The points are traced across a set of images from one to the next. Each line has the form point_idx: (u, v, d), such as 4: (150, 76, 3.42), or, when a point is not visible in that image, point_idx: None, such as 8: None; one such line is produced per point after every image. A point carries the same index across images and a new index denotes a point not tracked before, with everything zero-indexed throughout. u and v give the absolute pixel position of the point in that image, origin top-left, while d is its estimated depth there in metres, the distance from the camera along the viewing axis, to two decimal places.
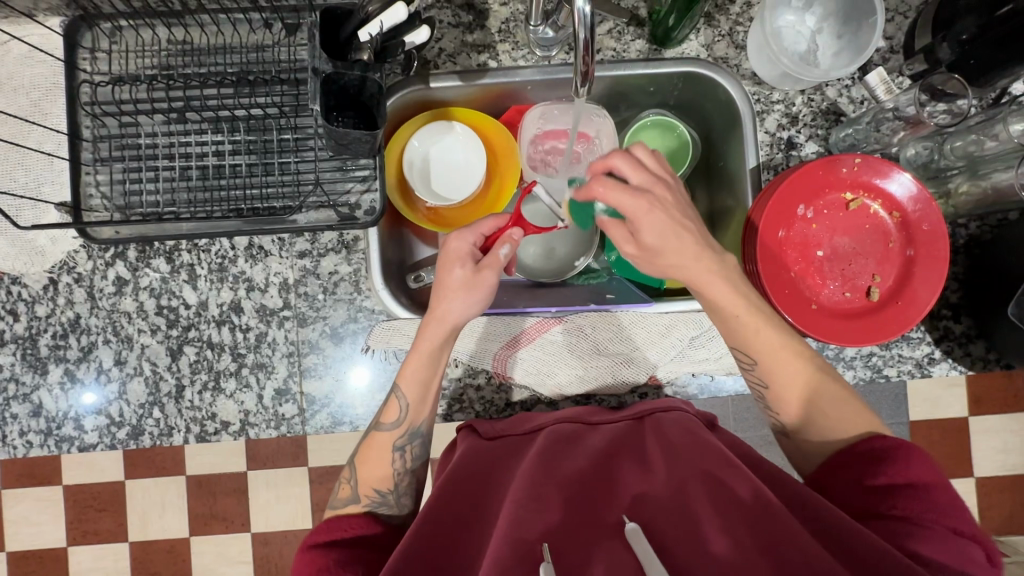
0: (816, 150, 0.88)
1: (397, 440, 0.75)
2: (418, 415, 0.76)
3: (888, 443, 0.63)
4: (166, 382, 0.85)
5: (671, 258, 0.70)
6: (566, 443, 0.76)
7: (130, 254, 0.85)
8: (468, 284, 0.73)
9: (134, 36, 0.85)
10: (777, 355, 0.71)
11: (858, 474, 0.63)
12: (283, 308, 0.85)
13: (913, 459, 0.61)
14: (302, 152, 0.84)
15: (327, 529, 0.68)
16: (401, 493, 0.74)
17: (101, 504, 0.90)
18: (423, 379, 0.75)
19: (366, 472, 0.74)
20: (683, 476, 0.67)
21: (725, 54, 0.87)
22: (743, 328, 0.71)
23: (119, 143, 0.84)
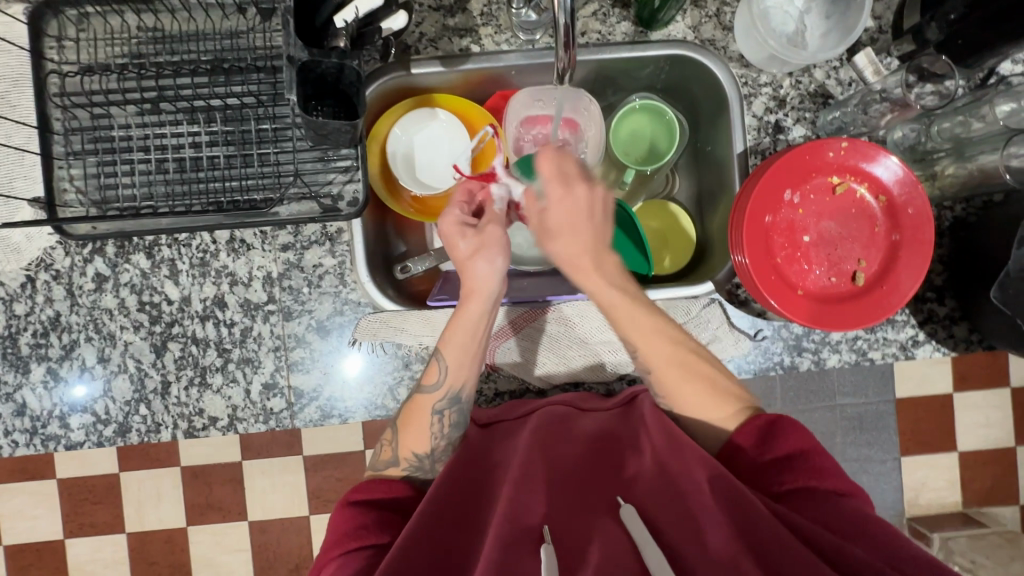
0: (804, 133, 0.87)
1: (437, 404, 0.77)
2: (457, 381, 0.77)
3: (778, 418, 0.69)
4: (151, 379, 0.84)
5: (564, 235, 0.80)
6: (557, 423, 0.77)
7: (109, 250, 0.83)
8: (477, 244, 0.80)
9: (102, 23, 0.82)
10: (646, 338, 0.76)
11: (754, 454, 0.68)
12: (267, 302, 0.84)
13: (801, 433, 0.68)
14: (282, 142, 0.83)
15: (369, 487, 0.73)
16: (438, 458, 0.77)
17: (96, 497, 0.94)
18: (465, 345, 0.78)
19: (407, 436, 0.76)
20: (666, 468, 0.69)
21: (712, 36, 0.86)
22: (624, 319, 0.77)
23: (92, 135, 0.82)
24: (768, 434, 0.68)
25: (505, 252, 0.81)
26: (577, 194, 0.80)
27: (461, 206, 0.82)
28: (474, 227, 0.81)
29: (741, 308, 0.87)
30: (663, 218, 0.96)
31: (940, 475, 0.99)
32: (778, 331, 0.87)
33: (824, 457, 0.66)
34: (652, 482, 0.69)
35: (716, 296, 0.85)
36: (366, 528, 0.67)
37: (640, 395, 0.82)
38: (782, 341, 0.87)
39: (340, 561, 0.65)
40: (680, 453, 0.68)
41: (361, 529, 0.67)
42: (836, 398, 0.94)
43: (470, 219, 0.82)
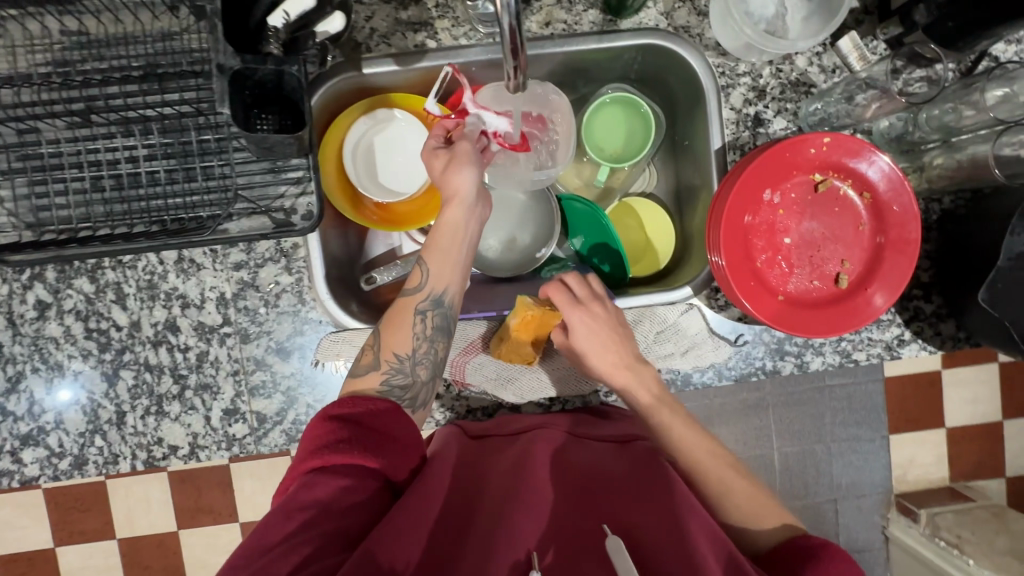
0: (785, 126, 0.81)
1: (420, 304, 0.71)
2: (441, 283, 0.72)
3: (821, 540, 0.60)
4: (105, 409, 0.80)
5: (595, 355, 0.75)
6: (554, 450, 0.73)
7: (49, 275, 0.78)
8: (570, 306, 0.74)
9: (20, 29, 0.75)
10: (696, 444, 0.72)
11: (796, 566, 0.59)
12: (223, 324, 0.80)
13: (846, 556, 0.57)
14: (226, 154, 0.76)
15: (353, 401, 0.60)
16: (418, 360, 0.69)
17: (84, 504, 0.99)
18: (446, 253, 0.73)
19: (388, 337, 0.69)
20: (668, 509, 0.63)
21: (686, 22, 0.80)
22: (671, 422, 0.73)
23: (20, 152, 0.75)
24: (808, 553, 0.59)
25: (479, 165, 0.74)
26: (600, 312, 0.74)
27: (437, 135, 0.77)
28: (442, 148, 0.75)
29: (721, 313, 0.84)
30: (655, 224, 0.91)
31: (929, 454, 1.01)
32: (759, 335, 0.84)
33: None
34: (652, 516, 0.62)
35: (694, 301, 0.81)
36: (347, 445, 0.57)
37: (639, 437, 0.77)
38: (764, 345, 0.84)
39: (310, 477, 0.56)
40: (687, 506, 0.63)
41: (341, 444, 0.57)
42: (827, 380, 0.93)
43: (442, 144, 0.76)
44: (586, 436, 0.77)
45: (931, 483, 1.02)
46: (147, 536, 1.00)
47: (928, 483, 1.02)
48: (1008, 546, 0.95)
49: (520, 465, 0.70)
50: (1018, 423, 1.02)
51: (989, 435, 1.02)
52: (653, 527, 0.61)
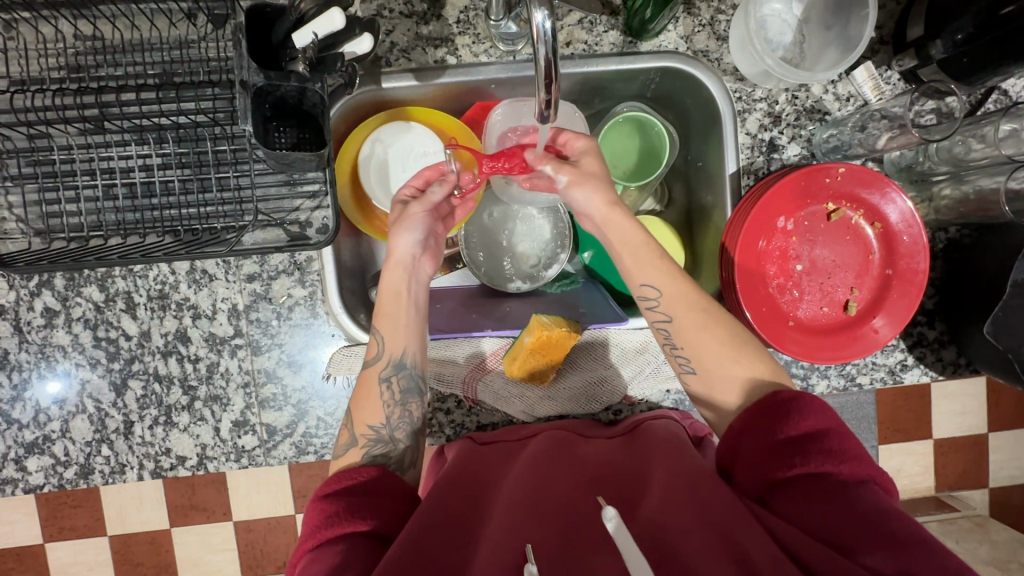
0: (799, 152, 0.82)
1: (382, 372, 0.72)
2: (397, 346, 0.73)
3: (791, 394, 0.62)
4: (113, 419, 0.79)
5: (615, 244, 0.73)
6: (558, 445, 0.74)
7: (58, 282, 0.77)
8: (575, 179, 0.73)
9: (33, 32, 0.73)
10: (707, 329, 0.69)
11: (764, 434, 0.60)
12: (234, 336, 0.79)
13: (817, 409, 0.60)
14: (241, 165, 0.76)
15: (335, 478, 0.64)
16: (395, 426, 0.71)
17: (74, 501, 0.98)
18: (397, 317, 0.74)
19: (359, 409, 0.71)
20: (670, 485, 0.63)
21: (705, 46, 0.80)
22: (664, 285, 0.70)
23: (31, 158, 0.74)
24: (782, 408, 0.61)
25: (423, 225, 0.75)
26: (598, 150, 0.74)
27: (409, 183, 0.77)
28: (404, 202, 0.77)
29: None
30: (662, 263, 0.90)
31: (917, 463, 1.04)
32: None
33: (846, 439, 0.59)
34: (656, 496, 0.62)
35: None
36: (339, 515, 0.60)
37: (647, 422, 0.79)
38: None
39: (313, 554, 0.58)
40: (683, 475, 0.63)
41: (333, 518, 0.60)
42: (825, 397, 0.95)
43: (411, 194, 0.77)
44: (593, 437, 0.78)
45: (917, 496, 1.05)
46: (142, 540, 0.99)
47: (911, 494, 1.05)
48: (991, 555, 0.94)
49: (520, 466, 0.71)
50: (1005, 440, 1.05)
51: (976, 448, 1.05)
52: (657, 505, 0.61)
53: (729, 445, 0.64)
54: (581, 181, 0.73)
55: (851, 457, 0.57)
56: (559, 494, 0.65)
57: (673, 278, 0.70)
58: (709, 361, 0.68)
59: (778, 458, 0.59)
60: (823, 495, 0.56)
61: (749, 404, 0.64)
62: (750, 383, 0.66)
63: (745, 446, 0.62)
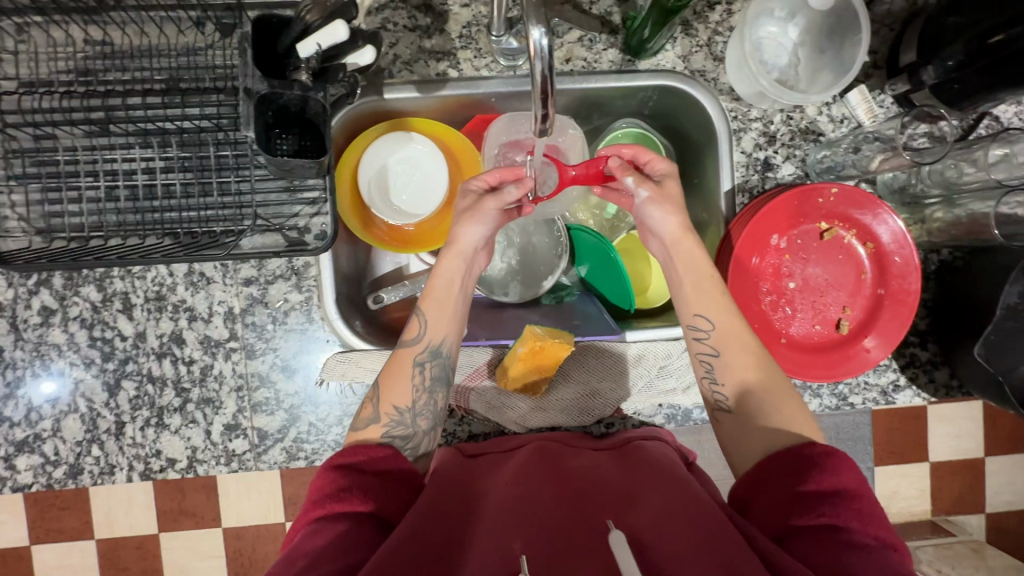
0: (793, 171, 0.83)
1: (418, 356, 0.73)
2: (439, 332, 0.74)
3: (827, 447, 0.62)
4: (104, 419, 0.79)
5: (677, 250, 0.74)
6: (552, 458, 0.74)
7: (56, 282, 0.78)
8: (655, 196, 0.74)
9: (43, 35, 0.75)
10: (750, 357, 0.70)
11: (791, 481, 0.61)
12: (229, 339, 0.80)
13: (848, 467, 0.60)
14: (243, 170, 0.77)
15: (351, 450, 0.65)
16: (418, 413, 0.71)
17: (62, 503, 0.97)
18: (444, 308, 0.75)
19: (388, 385, 0.71)
20: (666, 507, 0.62)
21: (702, 66, 0.82)
22: (710, 296, 0.72)
23: (35, 159, 0.76)
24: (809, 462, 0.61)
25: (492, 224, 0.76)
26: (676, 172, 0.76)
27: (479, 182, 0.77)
28: (476, 192, 0.76)
29: None
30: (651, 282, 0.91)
31: (911, 486, 1.03)
32: None
33: (871, 502, 0.58)
34: (648, 514, 0.62)
35: None
36: (349, 492, 0.61)
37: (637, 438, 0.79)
38: None
39: (315, 526, 0.59)
40: (678, 497, 0.63)
41: (343, 493, 0.61)
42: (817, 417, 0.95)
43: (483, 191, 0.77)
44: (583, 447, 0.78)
45: (910, 520, 1.04)
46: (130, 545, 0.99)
47: (903, 517, 1.05)
48: None
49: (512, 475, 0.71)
50: (999, 465, 1.04)
51: (970, 473, 1.04)
52: (650, 525, 0.61)
53: (750, 481, 0.64)
54: (661, 201, 0.74)
55: (876, 520, 0.57)
56: (553, 506, 0.65)
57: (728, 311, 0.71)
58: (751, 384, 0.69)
59: (800, 505, 0.59)
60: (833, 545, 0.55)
61: (778, 448, 0.64)
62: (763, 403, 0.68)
63: (770, 486, 0.62)
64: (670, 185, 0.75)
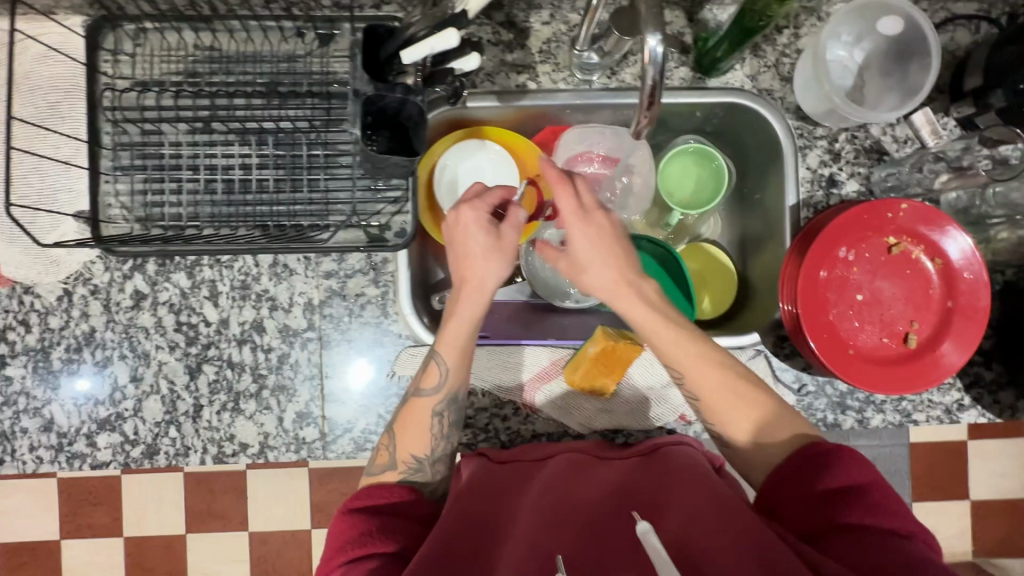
0: (857, 189, 0.85)
1: (436, 407, 0.73)
2: (456, 382, 0.73)
3: (827, 447, 0.63)
4: (183, 402, 0.82)
5: (625, 313, 0.70)
6: (576, 470, 0.74)
7: (150, 267, 0.82)
8: (573, 269, 0.71)
9: (159, 39, 0.81)
10: (728, 397, 0.69)
11: (808, 481, 0.62)
12: (307, 328, 0.83)
13: (860, 462, 0.61)
14: (332, 169, 0.81)
15: (369, 493, 0.67)
16: (437, 459, 0.73)
17: (96, 498, 1.12)
18: (462, 345, 0.73)
19: (403, 439, 0.72)
20: (696, 511, 0.62)
21: (770, 86, 0.85)
22: (681, 355, 0.69)
23: (141, 151, 0.80)
24: (824, 463, 0.62)
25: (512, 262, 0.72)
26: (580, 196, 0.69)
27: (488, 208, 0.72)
28: (492, 228, 0.71)
29: (787, 361, 0.85)
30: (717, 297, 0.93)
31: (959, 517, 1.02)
32: (822, 387, 0.85)
33: (889, 493, 0.60)
34: (679, 521, 0.61)
35: (762, 347, 0.85)
36: (370, 534, 0.63)
37: (663, 445, 0.78)
38: (827, 398, 0.85)
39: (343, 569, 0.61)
40: (709, 502, 0.62)
41: (366, 535, 0.63)
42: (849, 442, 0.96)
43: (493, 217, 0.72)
44: (611, 458, 0.77)
45: (957, 554, 1.03)
46: (159, 544, 1.12)
47: (959, 544, 1.03)
48: None
49: (538, 489, 0.71)
50: None
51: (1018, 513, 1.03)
52: (682, 529, 0.60)
53: (770, 485, 0.64)
54: (592, 253, 0.69)
55: (894, 511, 0.58)
56: (584, 518, 0.65)
57: (692, 358, 0.69)
58: (729, 410, 0.69)
59: (824, 505, 0.60)
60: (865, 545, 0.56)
61: (776, 467, 0.65)
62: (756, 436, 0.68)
63: (787, 491, 0.63)
64: (569, 237, 0.70)
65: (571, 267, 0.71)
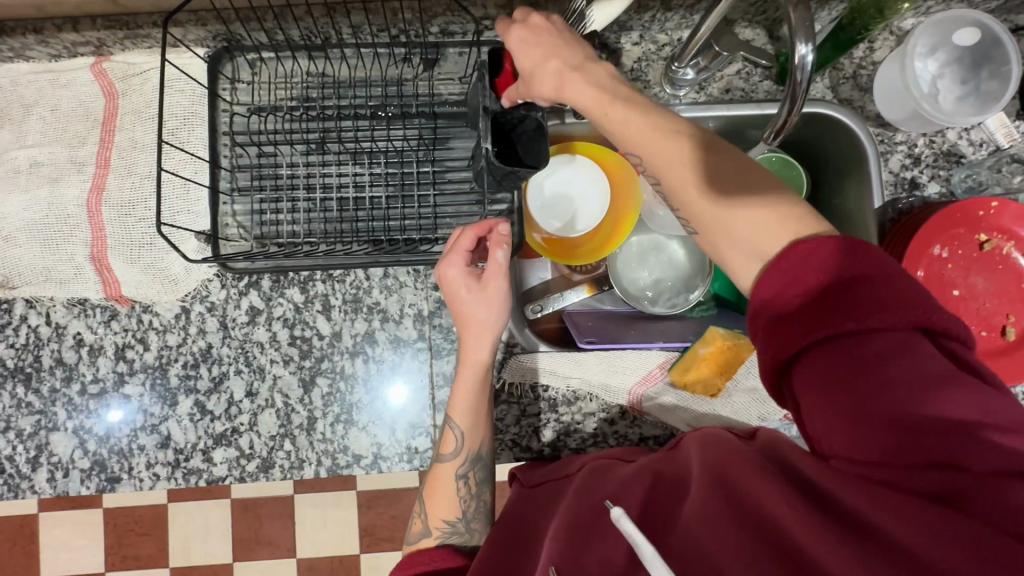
0: (939, 190, 0.89)
1: (459, 471, 0.75)
2: (475, 444, 0.75)
3: (822, 238, 0.50)
4: (297, 415, 0.83)
5: (592, 110, 0.63)
6: (599, 474, 0.68)
7: (265, 283, 0.84)
8: (523, 90, 0.69)
9: (275, 67, 0.85)
10: (705, 168, 0.56)
11: (798, 286, 0.49)
12: (417, 339, 0.85)
13: (849, 250, 0.49)
14: (440, 185, 0.85)
15: (410, 564, 0.69)
16: (472, 518, 0.74)
17: (142, 528, 1.18)
18: (474, 409, 0.74)
19: (435, 506, 0.73)
20: (705, 487, 0.52)
21: (849, 96, 0.90)
22: (653, 138, 0.59)
23: (258, 174, 0.84)
24: (810, 259, 0.49)
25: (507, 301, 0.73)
26: (544, 34, 0.66)
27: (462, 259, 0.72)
28: (476, 273, 0.72)
29: None
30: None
31: None
32: None
33: (887, 277, 0.47)
34: (695, 503, 0.50)
35: None
36: None
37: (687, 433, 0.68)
38: None
39: None
40: (720, 475, 0.52)
41: None
42: None
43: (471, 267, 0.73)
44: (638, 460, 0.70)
45: None
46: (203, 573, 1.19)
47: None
48: None
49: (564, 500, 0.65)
50: None
51: None
52: (697, 511, 0.49)
53: (749, 334, 0.53)
54: (546, 76, 0.65)
55: (901, 301, 0.46)
56: (584, 510, 0.59)
57: (653, 136, 0.59)
58: (730, 240, 0.54)
59: (808, 328, 0.48)
60: (846, 373, 0.46)
61: (768, 264, 0.51)
62: (740, 215, 0.53)
63: (767, 313, 0.51)
64: (515, 51, 0.67)
65: (522, 84, 0.68)
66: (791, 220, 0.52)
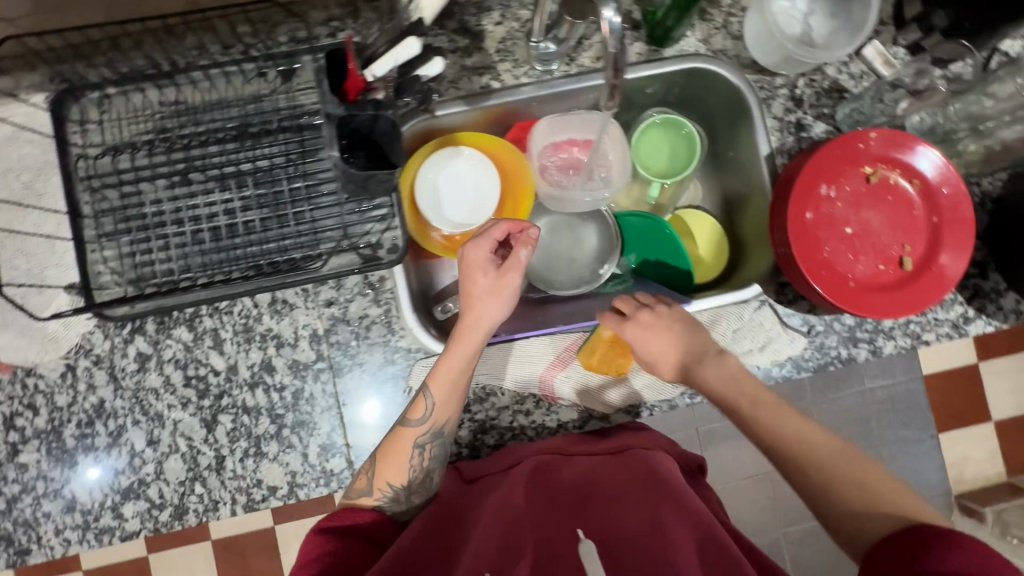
0: (826, 129, 0.88)
1: (420, 438, 0.73)
2: (442, 416, 0.74)
3: (929, 530, 0.54)
4: (204, 456, 0.81)
5: (652, 339, 0.75)
6: (543, 470, 0.72)
7: (149, 327, 0.81)
8: (635, 334, 0.75)
9: (124, 102, 0.82)
10: (805, 440, 0.66)
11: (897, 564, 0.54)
12: (316, 360, 0.82)
13: (963, 544, 0.51)
14: (315, 199, 0.82)
15: (339, 515, 0.69)
16: (412, 492, 0.73)
17: None
18: (454, 381, 0.73)
19: (384, 466, 0.72)
20: (664, 517, 0.61)
21: (722, 46, 0.88)
22: (754, 403, 0.69)
23: (123, 215, 0.81)
24: (919, 545, 0.54)
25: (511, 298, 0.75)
26: (659, 313, 0.76)
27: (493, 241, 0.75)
28: (494, 264, 0.75)
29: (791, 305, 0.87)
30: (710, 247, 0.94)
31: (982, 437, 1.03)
32: (830, 325, 0.86)
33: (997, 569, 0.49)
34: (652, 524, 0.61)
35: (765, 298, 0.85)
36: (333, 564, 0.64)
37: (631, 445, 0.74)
38: (837, 333, 0.86)
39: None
40: (682, 509, 0.62)
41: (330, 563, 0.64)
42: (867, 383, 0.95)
43: (495, 257, 0.75)
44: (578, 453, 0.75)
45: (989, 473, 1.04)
46: None
47: (991, 459, 1.04)
48: None
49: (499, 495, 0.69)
50: None
51: None
52: (645, 527, 0.61)
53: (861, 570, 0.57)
54: (637, 325, 0.75)
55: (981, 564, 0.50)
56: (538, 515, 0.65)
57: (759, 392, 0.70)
58: (841, 487, 0.62)
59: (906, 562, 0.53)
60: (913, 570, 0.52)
61: (883, 530, 0.58)
62: (876, 503, 0.60)
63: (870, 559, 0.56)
64: (638, 338, 0.75)
65: (651, 366, 0.76)
66: (903, 502, 0.59)
